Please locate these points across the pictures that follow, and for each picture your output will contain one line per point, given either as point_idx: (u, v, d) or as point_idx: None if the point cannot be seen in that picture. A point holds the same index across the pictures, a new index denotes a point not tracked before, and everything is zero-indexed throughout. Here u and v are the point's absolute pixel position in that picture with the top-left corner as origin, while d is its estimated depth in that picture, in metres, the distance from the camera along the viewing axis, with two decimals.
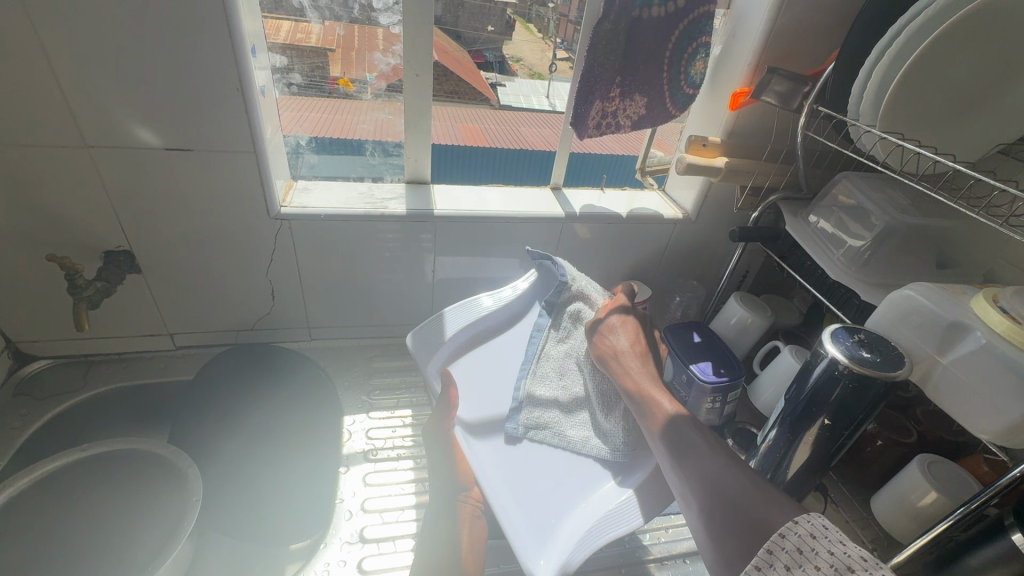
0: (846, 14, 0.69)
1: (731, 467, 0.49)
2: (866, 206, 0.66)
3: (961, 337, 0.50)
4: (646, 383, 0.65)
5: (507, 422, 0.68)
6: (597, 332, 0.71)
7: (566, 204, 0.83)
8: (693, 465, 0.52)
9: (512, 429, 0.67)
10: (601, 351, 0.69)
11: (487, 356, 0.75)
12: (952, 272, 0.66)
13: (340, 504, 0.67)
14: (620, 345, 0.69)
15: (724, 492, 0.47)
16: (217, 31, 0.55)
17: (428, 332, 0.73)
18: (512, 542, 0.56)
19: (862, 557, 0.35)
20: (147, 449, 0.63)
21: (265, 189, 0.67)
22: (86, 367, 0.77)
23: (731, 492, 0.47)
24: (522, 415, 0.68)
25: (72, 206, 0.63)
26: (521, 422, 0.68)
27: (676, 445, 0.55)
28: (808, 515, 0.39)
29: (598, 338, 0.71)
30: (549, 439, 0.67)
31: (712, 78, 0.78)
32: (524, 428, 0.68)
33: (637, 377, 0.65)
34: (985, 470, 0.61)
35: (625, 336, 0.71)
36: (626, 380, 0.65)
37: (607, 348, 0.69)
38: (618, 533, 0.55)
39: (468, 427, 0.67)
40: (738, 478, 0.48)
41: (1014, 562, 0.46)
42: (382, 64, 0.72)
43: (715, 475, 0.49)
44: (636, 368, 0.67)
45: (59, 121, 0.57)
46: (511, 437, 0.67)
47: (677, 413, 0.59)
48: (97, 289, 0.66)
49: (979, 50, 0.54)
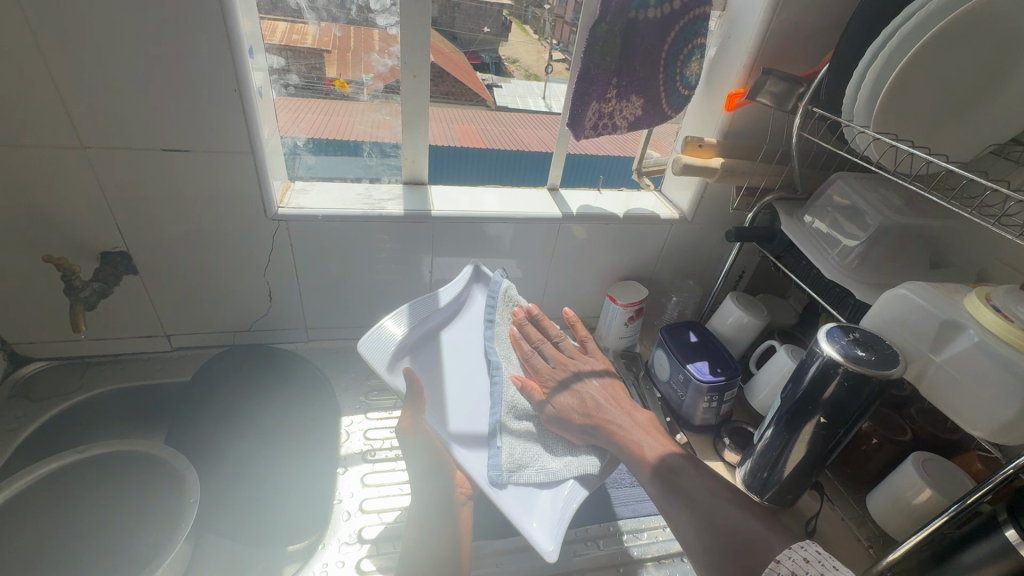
0: (839, 16, 0.70)
1: (721, 498, 0.55)
2: (860, 206, 0.67)
3: (955, 335, 0.50)
4: (636, 428, 0.64)
5: (489, 469, 0.60)
6: (564, 386, 0.69)
7: (563, 204, 0.83)
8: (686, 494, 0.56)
9: (496, 473, 0.60)
10: (581, 406, 0.67)
11: (451, 380, 0.69)
12: (945, 271, 0.67)
13: (338, 504, 0.67)
14: (595, 389, 0.69)
15: (719, 524, 0.52)
16: (213, 32, 0.55)
17: (377, 341, 0.66)
18: (521, 528, 0.56)
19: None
20: (142, 450, 0.63)
21: (262, 190, 0.67)
22: (83, 368, 0.77)
23: (727, 526, 0.52)
24: (504, 456, 0.62)
25: (68, 207, 0.63)
26: (503, 465, 0.61)
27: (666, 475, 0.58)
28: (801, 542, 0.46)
29: (562, 390, 0.69)
30: (535, 476, 0.62)
31: (707, 80, 0.79)
32: (508, 472, 0.61)
33: (623, 421, 0.65)
34: (979, 467, 0.62)
35: (585, 386, 0.69)
36: (613, 429, 0.64)
37: (571, 405, 0.67)
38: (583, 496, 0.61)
39: (460, 441, 0.63)
40: (730, 512, 0.53)
41: (1007, 558, 0.46)
42: (379, 65, 0.71)
43: (711, 504, 0.54)
44: (621, 417, 0.65)
45: (54, 121, 0.56)
46: (496, 483, 0.59)
47: (670, 453, 0.61)
48: (94, 291, 0.65)
49: (970, 52, 0.55)
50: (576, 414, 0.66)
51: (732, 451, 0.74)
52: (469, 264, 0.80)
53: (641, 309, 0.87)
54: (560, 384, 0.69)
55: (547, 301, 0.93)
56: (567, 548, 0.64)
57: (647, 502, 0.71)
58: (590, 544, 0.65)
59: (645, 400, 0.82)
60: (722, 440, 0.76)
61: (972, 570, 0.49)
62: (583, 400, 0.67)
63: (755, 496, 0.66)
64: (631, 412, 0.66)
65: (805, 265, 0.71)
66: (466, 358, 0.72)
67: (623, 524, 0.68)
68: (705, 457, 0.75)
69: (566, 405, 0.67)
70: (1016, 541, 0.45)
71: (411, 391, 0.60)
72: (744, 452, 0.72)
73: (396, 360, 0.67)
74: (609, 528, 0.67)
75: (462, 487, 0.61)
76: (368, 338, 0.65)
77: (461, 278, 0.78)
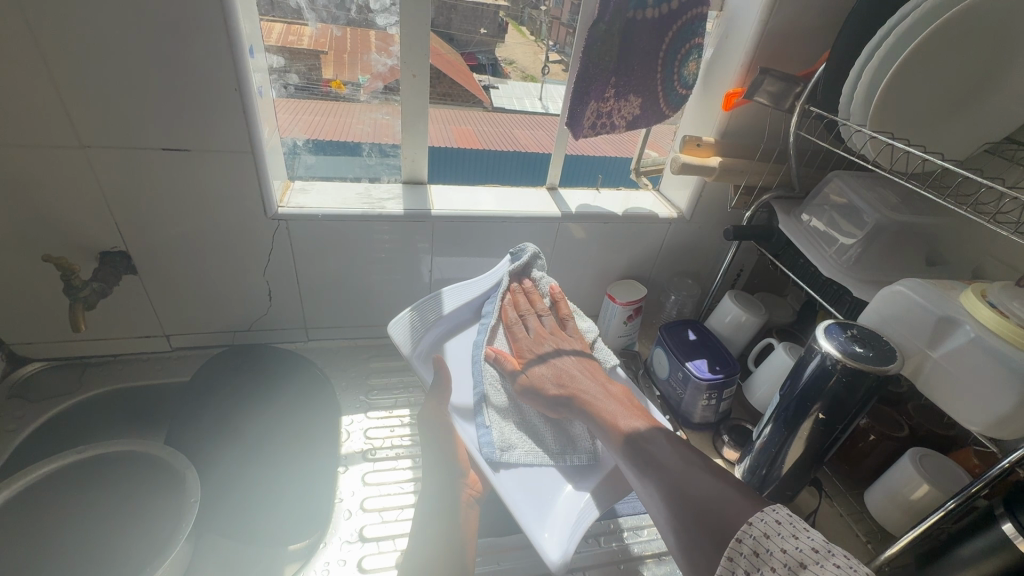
0: (835, 16, 0.70)
1: (692, 466, 0.52)
2: (858, 204, 0.67)
3: (951, 331, 0.51)
4: (608, 396, 0.64)
5: (482, 447, 0.62)
6: (541, 358, 0.69)
7: (562, 204, 0.84)
8: (659, 464, 0.53)
9: (489, 451, 0.61)
10: (557, 377, 0.67)
11: (464, 358, 0.72)
12: (941, 268, 0.68)
13: (339, 503, 0.67)
14: (569, 361, 0.69)
15: (691, 493, 0.48)
16: (213, 32, 0.55)
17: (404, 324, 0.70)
18: (528, 533, 0.55)
19: (812, 548, 0.37)
20: (141, 450, 0.63)
21: (262, 189, 0.67)
22: (82, 369, 0.77)
23: (697, 492, 0.48)
24: (495, 436, 0.63)
25: (67, 207, 0.63)
26: (496, 444, 0.62)
27: (639, 449, 0.56)
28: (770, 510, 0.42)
29: (537, 363, 0.69)
30: (525, 458, 0.63)
31: (705, 80, 0.80)
32: (501, 450, 0.62)
33: (595, 390, 0.65)
34: (975, 463, 0.62)
35: (557, 359, 0.69)
36: (586, 399, 0.64)
37: (546, 376, 0.67)
38: (599, 507, 0.58)
39: (461, 413, 0.66)
40: (706, 481, 0.49)
41: (1004, 551, 0.46)
42: (378, 64, 0.72)
43: (682, 472, 0.51)
44: (593, 386, 0.66)
45: (54, 121, 0.56)
46: (490, 459, 0.61)
47: (645, 426, 0.59)
48: (93, 290, 0.65)
49: (965, 51, 0.56)
50: (548, 385, 0.67)
51: (731, 448, 0.75)
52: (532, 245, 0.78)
53: (640, 308, 0.88)
54: (535, 356, 0.69)
55: None
56: None
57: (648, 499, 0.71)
58: (591, 541, 0.65)
59: None
60: (722, 437, 0.76)
61: (970, 563, 0.49)
62: (559, 372, 0.67)
63: None
64: (604, 386, 0.66)
65: (803, 263, 0.72)
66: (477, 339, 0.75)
67: (623, 521, 0.68)
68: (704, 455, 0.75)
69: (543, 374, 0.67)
70: (1013, 534, 0.46)
71: (438, 381, 0.65)
72: (744, 449, 0.72)
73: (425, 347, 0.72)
74: (610, 524, 0.68)
75: (472, 489, 0.62)
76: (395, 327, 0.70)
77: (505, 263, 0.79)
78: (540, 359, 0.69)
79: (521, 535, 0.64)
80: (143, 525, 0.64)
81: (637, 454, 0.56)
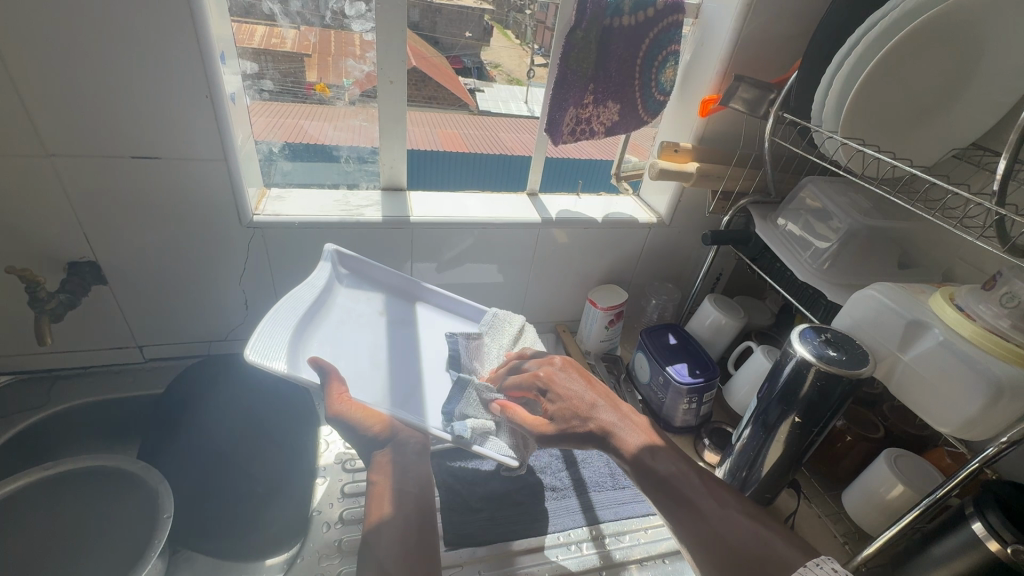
0: (808, 25, 0.72)
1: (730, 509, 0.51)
2: (830, 209, 0.69)
3: (922, 334, 0.52)
4: (626, 422, 0.60)
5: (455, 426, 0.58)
6: (556, 390, 0.61)
7: (543, 209, 0.84)
8: (695, 498, 0.52)
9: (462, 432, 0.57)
10: (579, 410, 0.60)
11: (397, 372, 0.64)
12: (912, 271, 0.69)
13: (317, 515, 0.65)
14: (588, 392, 0.62)
15: (727, 537, 0.49)
16: (184, 38, 0.54)
17: (291, 307, 0.59)
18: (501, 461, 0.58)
19: None
20: (111, 465, 0.61)
21: (237, 197, 0.66)
22: (50, 382, 0.74)
23: (740, 542, 0.48)
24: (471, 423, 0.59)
25: (33, 217, 0.61)
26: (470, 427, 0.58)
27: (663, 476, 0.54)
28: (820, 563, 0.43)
29: (555, 393, 0.61)
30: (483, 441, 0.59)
31: (681, 87, 0.81)
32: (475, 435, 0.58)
33: (607, 416, 0.60)
34: (948, 462, 0.63)
35: (569, 385, 0.62)
36: (617, 433, 0.58)
37: (567, 410, 0.60)
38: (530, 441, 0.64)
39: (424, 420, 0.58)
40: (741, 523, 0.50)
41: (974, 550, 0.47)
42: (355, 71, 0.71)
43: (721, 514, 0.51)
44: (607, 412, 0.60)
45: (18, 128, 0.55)
46: (461, 441, 0.57)
47: (656, 446, 0.57)
48: (60, 302, 0.63)
49: (931, 60, 0.57)
50: (561, 424, 0.59)
51: (712, 452, 0.75)
52: (328, 243, 0.69)
53: (620, 313, 0.88)
54: (548, 383, 0.62)
55: (528, 306, 0.93)
56: (549, 552, 0.64)
57: (631, 504, 0.72)
58: (572, 548, 0.65)
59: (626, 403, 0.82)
60: (703, 440, 0.77)
61: (943, 561, 0.50)
62: (583, 402, 0.60)
63: None
64: (625, 415, 0.61)
65: (779, 267, 0.73)
66: (406, 365, 0.65)
67: (605, 527, 0.68)
68: None
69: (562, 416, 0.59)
70: (982, 534, 0.46)
71: (326, 377, 0.54)
72: (722, 454, 0.72)
73: (308, 346, 0.58)
74: (591, 531, 0.67)
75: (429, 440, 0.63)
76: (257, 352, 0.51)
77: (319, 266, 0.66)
78: (556, 393, 0.61)
79: (502, 544, 0.64)
80: (117, 540, 0.62)
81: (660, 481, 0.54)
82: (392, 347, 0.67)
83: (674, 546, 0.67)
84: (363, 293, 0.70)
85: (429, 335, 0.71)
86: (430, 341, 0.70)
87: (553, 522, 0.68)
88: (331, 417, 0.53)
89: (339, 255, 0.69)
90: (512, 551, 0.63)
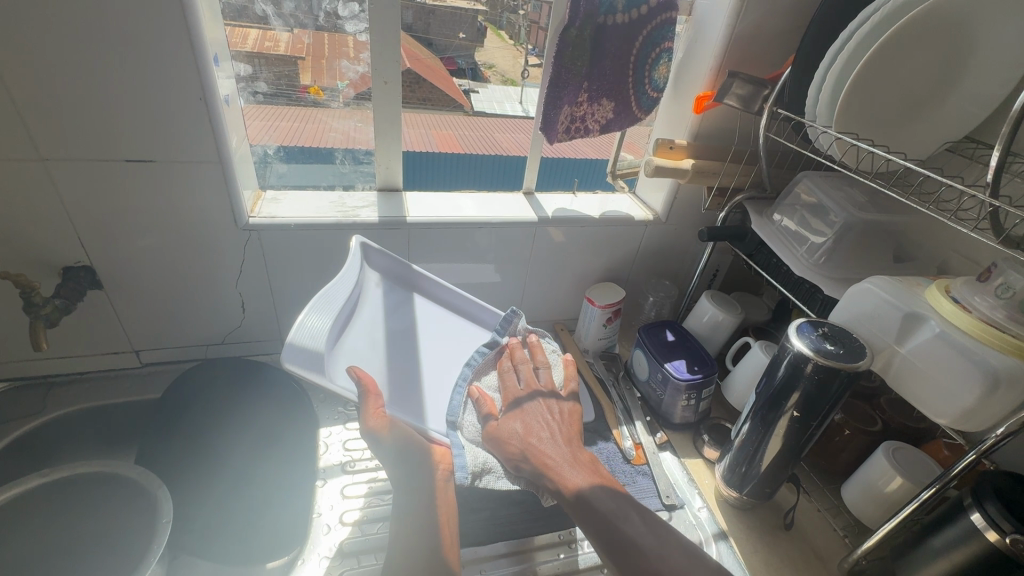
0: (800, 22, 0.72)
1: (697, 568, 0.50)
2: (825, 203, 0.69)
3: (917, 327, 0.52)
4: (577, 464, 0.59)
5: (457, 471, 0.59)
6: (517, 410, 0.64)
7: (539, 208, 0.84)
8: (614, 523, 0.54)
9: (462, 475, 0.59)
10: (525, 433, 0.62)
11: (433, 380, 0.67)
12: (909, 265, 0.69)
13: (317, 518, 0.66)
14: (540, 418, 0.64)
15: (626, 540, 0.52)
16: (177, 40, 0.54)
17: (330, 294, 0.59)
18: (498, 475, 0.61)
19: None
20: (107, 472, 0.60)
21: (233, 199, 0.66)
22: (46, 389, 0.74)
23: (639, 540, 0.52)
24: (469, 460, 0.60)
25: (27, 222, 0.61)
26: (469, 469, 0.60)
27: (617, 537, 0.52)
28: None
29: (522, 414, 0.64)
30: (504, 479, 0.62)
31: (675, 83, 0.81)
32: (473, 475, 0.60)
33: (541, 442, 0.61)
34: (946, 454, 0.64)
35: (530, 416, 0.64)
36: (551, 470, 0.58)
37: (515, 430, 0.62)
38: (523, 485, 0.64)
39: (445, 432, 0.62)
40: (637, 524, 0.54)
41: (974, 541, 0.47)
42: (349, 72, 0.71)
43: (640, 533, 0.53)
44: (542, 439, 0.61)
45: (10, 132, 0.55)
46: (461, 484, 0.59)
47: (593, 484, 0.57)
48: (56, 307, 0.63)
49: (921, 55, 0.57)
50: (506, 440, 0.61)
51: (711, 448, 0.75)
52: (356, 234, 0.69)
53: (618, 310, 0.88)
54: (517, 402, 0.65)
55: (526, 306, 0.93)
56: (550, 551, 0.64)
57: None
58: (575, 546, 0.65)
59: (625, 400, 0.82)
60: (702, 437, 0.77)
61: (943, 554, 0.50)
62: (527, 428, 0.62)
63: (735, 492, 0.67)
64: (570, 450, 0.61)
65: (776, 262, 0.73)
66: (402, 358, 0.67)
67: None
68: (685, 455, 0.76)
69: (498, 433, 0.62)
70: (982, 525, 0.47)
71: (363, 391, 0.55)
72: (722, 450, 0.72)
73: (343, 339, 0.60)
74: None
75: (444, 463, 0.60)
76: (300, 335, 0.52)
77: (348, 258, 0.66)
78: (515, 413, 0.64)
79: (504, 543, 0.64)
80: (115, 545, 0.62)
81: (610, 537, 0.53)
82: (435, 358, 0.69)
83: None
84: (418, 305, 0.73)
85: (429, 330, 0.72)
86: (439, 337, 0.72)
87: (554, 521, 0.68)
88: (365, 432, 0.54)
89: (365, 247, 0.69)
90: (512, 551, 0.64)
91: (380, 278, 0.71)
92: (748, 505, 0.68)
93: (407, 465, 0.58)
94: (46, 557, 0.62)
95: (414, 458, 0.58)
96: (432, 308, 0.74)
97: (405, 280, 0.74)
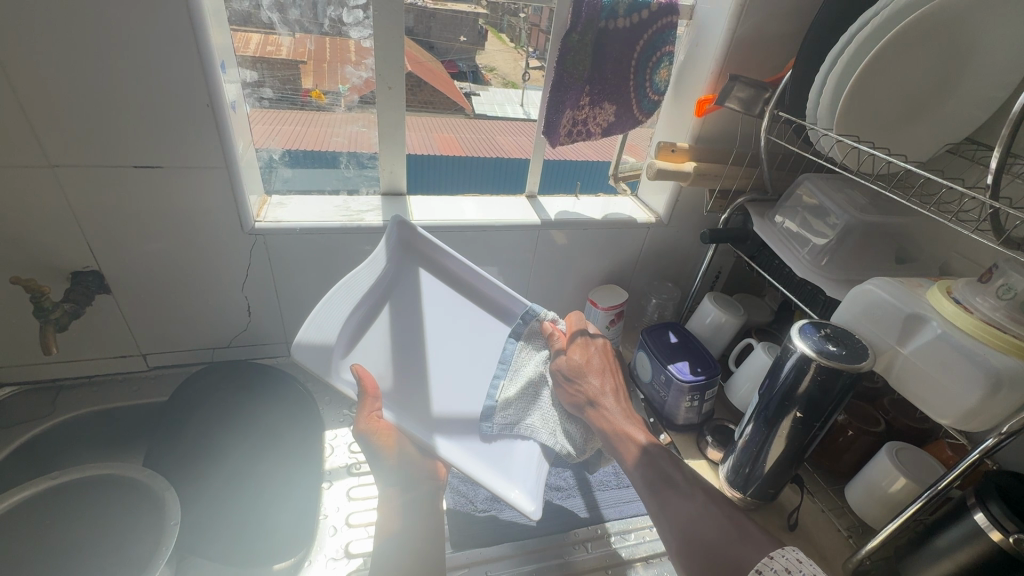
0: (799, 26, 0.73)
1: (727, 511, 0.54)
2: (827, 206, 0.70)
3: (919, 328, 0.53)
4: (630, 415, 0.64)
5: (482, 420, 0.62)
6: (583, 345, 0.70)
7: (542, 211, 0.85)
8: (659, 466, 0.58)
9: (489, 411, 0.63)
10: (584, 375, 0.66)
11: (450, 372, 0.64)
12: (911, 266, 0.70)
13: (324, 519, 0.68)
14: (599, 360, 0.69)
15: (667, 480, 0.56)
16: (184, 48, 0.55)
17: (351, 280, 0.59)
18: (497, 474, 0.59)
19: (798, 559, 0.44)
20: (118, 475, 0.60)
21: (240, 205, 0.67)
22: (55, 393, 0.75)
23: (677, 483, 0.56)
24: (499, 410, 0.63)
25: (36, 227, 0.61)
26: (497, 420, 0.63)
27: (659, 475, 0.57)
28: (782, 551, 0.46)
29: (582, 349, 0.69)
30: (523, 498, 0.58)
31: (676, 87, 0.82)
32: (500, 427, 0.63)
33: (598, 383, 0.66)
34: (949, 454, 0.64)
35: (592, 353, 0.69)
36: (606, 418, 0.63)
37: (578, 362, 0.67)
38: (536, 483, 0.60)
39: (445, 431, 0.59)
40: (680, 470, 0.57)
41: (978, 541, 0.47)
42: (354, 77, 0.71)
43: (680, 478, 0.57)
44: (599, 379, 0.66)
45: (21, 140, 0.55)
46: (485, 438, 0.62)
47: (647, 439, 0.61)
48: (65, 311, 0.64)
49: (921, 58, 0.58)
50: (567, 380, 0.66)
51: (715, 449, 0.75)
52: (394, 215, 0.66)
53: (620, 312, 0.88)
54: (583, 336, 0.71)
55: None
56: (554, 552, 0.65)
57: (618, 506, 0.72)
58: (580, 547, 0.66)
59: None
60: (705, 437, 0.77)
61: (947, 554, 0.50)
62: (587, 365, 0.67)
63: (738, 493, 0.67)
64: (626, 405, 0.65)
65: (778, 263, 0.73)
66: (416, 349, 0.63)
67: (611, 526, 0.70)
68: (688, 456, 0.76)
69: (565, 365, 0.67)
70: (985, 525, 0.47)
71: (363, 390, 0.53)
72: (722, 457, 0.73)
73: (348, 338, 0.57)
74: (596, 531, 0.69)
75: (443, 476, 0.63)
76: (306, 330, 0.52)
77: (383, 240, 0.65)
78: (581, 347, 0.70)
79: (508, 544, 0.65)
80: (123, 548, 0.63)
81: (651, 477, 0.57)
82: (450, 349, 0.65)
83: (654, 548, 0.67)
84: (430, 284, 0.67)
85: (439, 315, 0.66)
86: (455, 324, 0.67)
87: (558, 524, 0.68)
88: (356, 433, 0.53)
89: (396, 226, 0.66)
90: (517, 552, 0.64)
91: (394, 252, 0.66)
92: (751, 506, 0.69)
93: (410, 474, 0.60)
94: (55, 560, 0.63)
95: (416, 470, 0.60)
96: (447, 288, 0.69)
97: (417, 255, 0.68)
